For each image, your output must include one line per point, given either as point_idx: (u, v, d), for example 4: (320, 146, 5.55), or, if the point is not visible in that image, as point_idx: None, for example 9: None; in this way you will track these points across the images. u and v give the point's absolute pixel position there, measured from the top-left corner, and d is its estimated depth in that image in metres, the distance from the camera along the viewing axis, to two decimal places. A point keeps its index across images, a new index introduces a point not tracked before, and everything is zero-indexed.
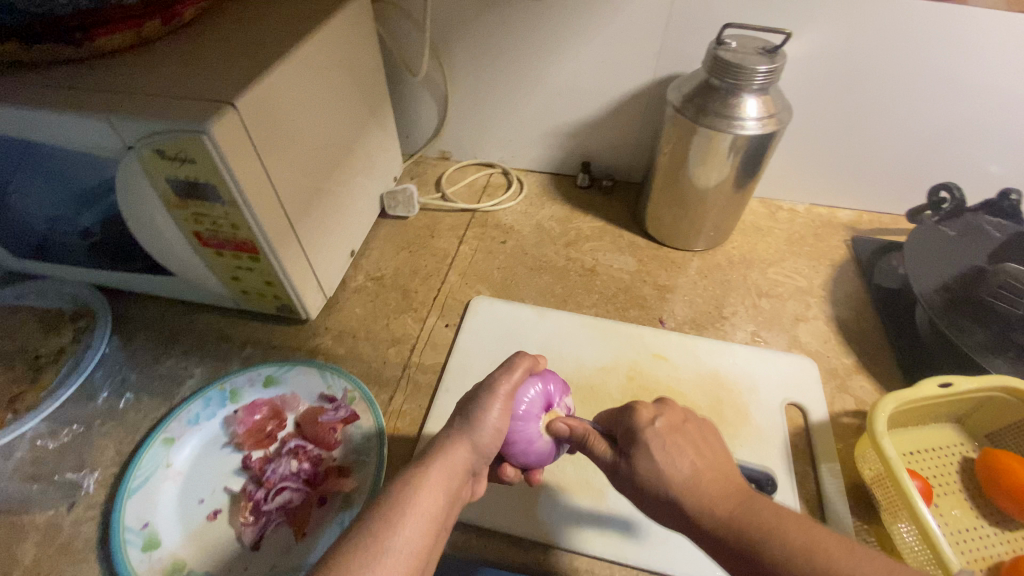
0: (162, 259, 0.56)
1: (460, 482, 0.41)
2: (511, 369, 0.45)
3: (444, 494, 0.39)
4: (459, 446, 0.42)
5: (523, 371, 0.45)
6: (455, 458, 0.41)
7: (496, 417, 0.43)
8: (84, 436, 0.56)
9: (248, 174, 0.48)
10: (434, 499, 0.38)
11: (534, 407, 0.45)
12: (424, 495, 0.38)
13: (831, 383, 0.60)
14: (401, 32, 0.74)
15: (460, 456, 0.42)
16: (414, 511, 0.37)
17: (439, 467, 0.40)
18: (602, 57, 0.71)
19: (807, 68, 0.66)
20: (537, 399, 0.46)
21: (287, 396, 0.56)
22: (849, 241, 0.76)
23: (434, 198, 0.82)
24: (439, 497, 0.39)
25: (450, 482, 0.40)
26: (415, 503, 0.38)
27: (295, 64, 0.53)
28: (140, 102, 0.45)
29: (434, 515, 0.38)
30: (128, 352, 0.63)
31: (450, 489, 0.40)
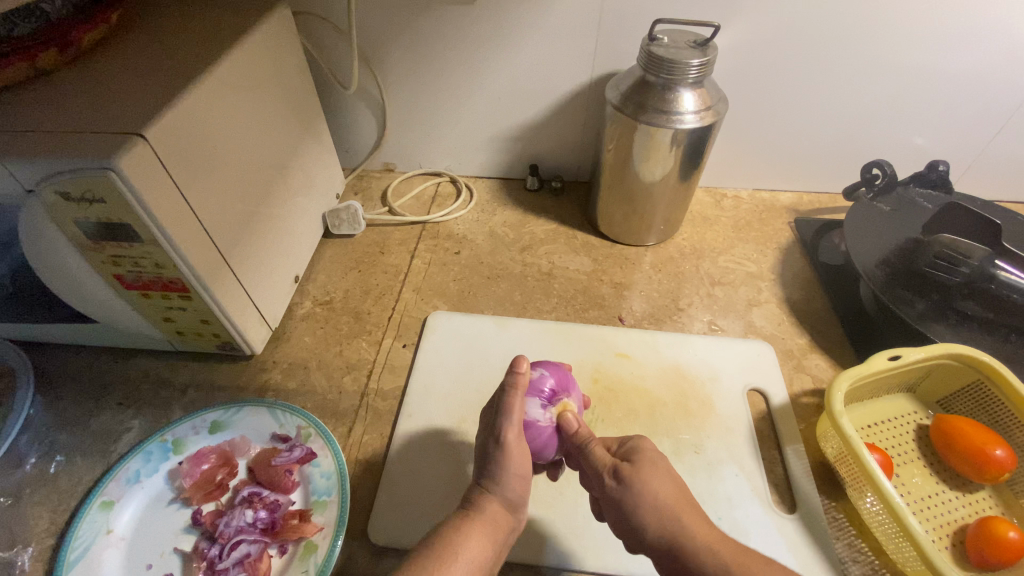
0: (83, 306, 0.52)
1: (502, 534, 0.41)
2: (508, 412, 0.43)
3: (490, 543, 0.40)
4: (494, 499, 0.42)
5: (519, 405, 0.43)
6: (490, 514, 0.41)
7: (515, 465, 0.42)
8: (12, 508, 0.51)
9: (167, 208, 0.44)
10: (479, 548, 0.39)
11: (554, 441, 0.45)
12: (471, 543, 0.39)
13: (788, 364, 0.61)
14: (328, 42, 0.71)
15: (493, 508, 0.42)
16: (461, 559, 0.38)
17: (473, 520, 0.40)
18: (538, 59, 0.70)
19: (739, 58, 0.67)
20: (549, 443, 0.45)
21: (236, 440, 0.53)
22: (793, 223, 0.78)
23: (380, 213, 0.79)
24: (485, 546, 0.39)
25: (491, 532, 0.40)
26: (462, 551, 0.38)
27: (211, 84, 0.49)
28: (36, 140, 0.41)
29: (479, 563, 0.38)
30: (55, 410, 0.57)
31: (496, 538, 0.40)
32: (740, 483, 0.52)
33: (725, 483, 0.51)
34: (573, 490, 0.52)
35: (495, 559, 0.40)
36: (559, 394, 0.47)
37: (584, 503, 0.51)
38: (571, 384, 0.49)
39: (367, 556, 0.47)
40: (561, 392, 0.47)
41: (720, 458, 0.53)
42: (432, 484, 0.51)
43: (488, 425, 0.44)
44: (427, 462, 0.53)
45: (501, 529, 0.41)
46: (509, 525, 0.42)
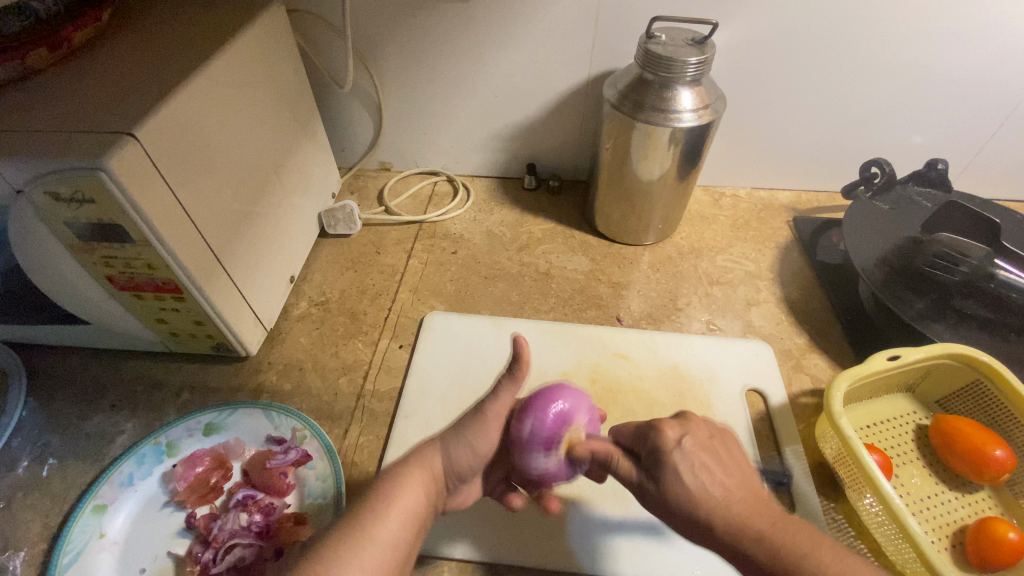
0: (74, 308, 0.51)
1: (438, 487, 0.41)
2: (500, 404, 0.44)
3: (424, 492, 0.40)
4: (433, 452, 0.42)
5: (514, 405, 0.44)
6: (433, 468, 0.41)
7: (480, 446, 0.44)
8: (5, 512, 0.50)
9: (158, 208, 0.44)
10: (415, 496, 0.39)
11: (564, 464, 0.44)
12: (405, 491, 0.39)
13: (787, 364, 0.61)
14: (323, 40, 0.71)
15: (437, 462, 0.42)
16: (395, 506, 0.38)
17: (413, 470, 0.40)
18: (534, 58, 0.70)
19: (737, 56, 0.67)
20: (559, 468, 0.44)
21: (230, 443, 0.52)
22: (791, 221, 0.78)
23: (377, 213, 0.79)
24: (420, 494, 0.39)
25: (428, 483, 0.40)
26: (396, 498, 0.38)
27: (203, 83, 0.49)
28: (24, 140, 0.41)
29: (416, 512, 0.38)
30: (48, 413, 0.57)
31: (430, 488, 0.40)
32: None
33: None
34: (572, 490, 0.51)
35: (428, 509, 0.40)
36: (569, 416, 0.44)
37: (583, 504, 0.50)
38: (583, 399, 0.46)
39: None
40: (570, 413, 0.44)
41: None
42: None
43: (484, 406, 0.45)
44: None
45: (438, 483, 0.41)
46: (446, 478, 0.42)
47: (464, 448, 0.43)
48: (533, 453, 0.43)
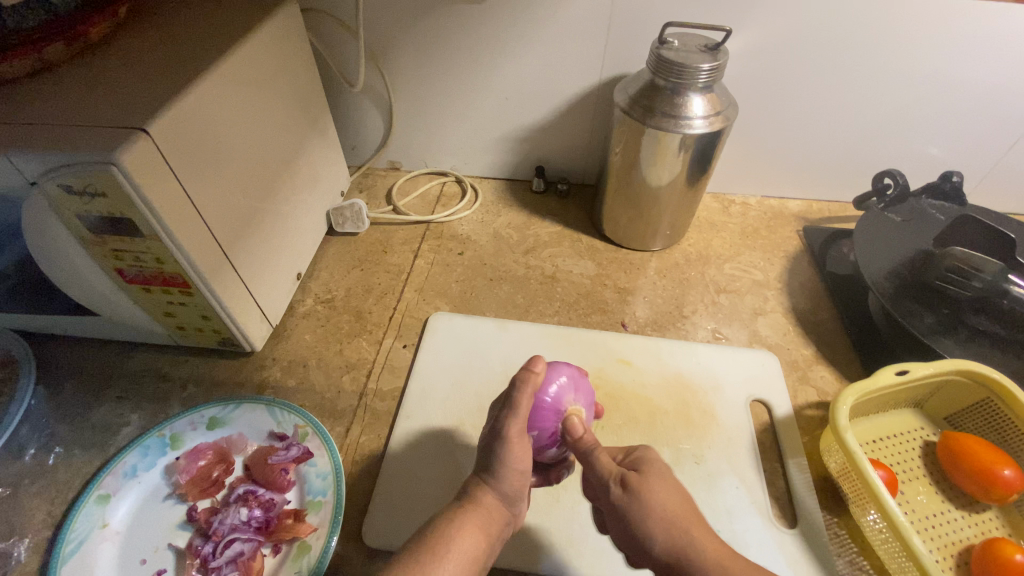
0: (84, 299, 0.52)
1: (498, 526, 0.42)
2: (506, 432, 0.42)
3: (483, 537, 0.40)
4: (489, 493, 0.42)
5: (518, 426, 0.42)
6: (484, 510, 0.42)
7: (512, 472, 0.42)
8: (11, 498, 0.51)
9: (168, 202, 0.44)
10: (473, 543, 0.39)
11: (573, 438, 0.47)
12: (462, 537, 0.39)
13: (792, 375, 0.60)
14: (336, 39, 0.71)
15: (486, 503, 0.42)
16: (454, 553, 0.38)
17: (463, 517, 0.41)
18: (546, 61, 0.70)
19: (751, 63, 0.66)
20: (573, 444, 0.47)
21: (233, 437, 0.53)
22: (801, 231, 0.77)
23: (385, 212, 0.79)
24: (478, 540, 0.40)
25: (486, 525, 0.41)
26: (454, 544, 0.39)
27: (216, 80, 0.49)
28: (39, 133, 0.41)
29: (474, 558, 0.39)
30: (56, 402, 0.58)
31: (489, 531, 0.41)
32: (740, 495, 0.51)
33: (725, 495, 0.50)
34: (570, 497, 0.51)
35: (488, 550, 0.41)
36: (562, 404, 0.45)
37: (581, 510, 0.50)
38: (567, 375, 0.46)
39: (360, 558, 0.47)
40: (561, 399, 0.45)
41: (721, 470, 0.52)
42: (428, 486, 0.51)
43: (490, 433, 0.43)
44: (424, 464, 0.52)
45: (494, 525, 0.41)
46: (502, 514, 0.42)
47: (512, 486, 0.42)
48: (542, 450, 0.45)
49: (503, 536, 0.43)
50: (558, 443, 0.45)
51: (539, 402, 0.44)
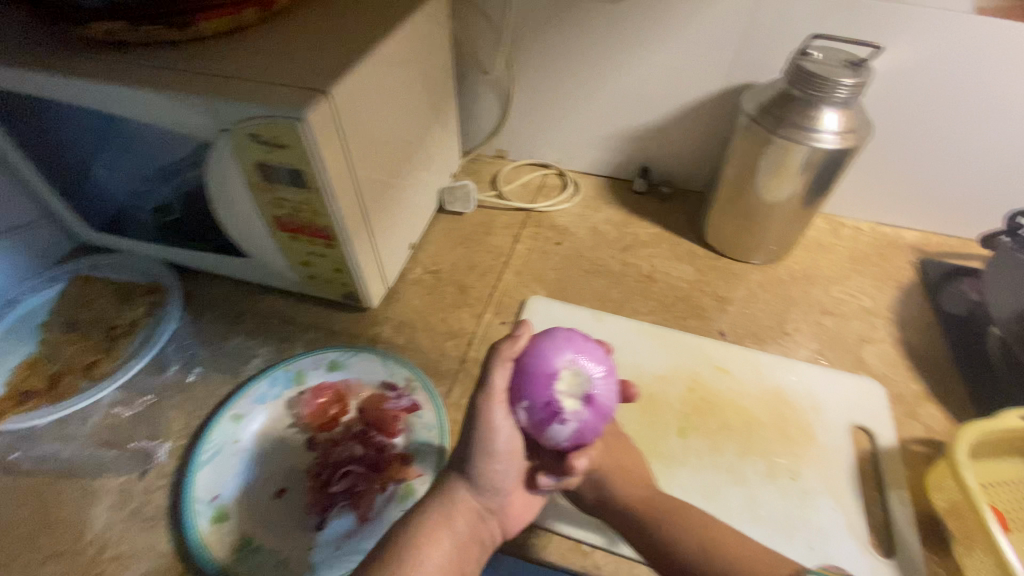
0: (240, 239, 0.58)
1: (473, 519, 0.45)
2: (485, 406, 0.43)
3: (451, 532, 0.43)
4: (460, 491, 0.45)
5: (498, 396, 0.42)
6: (457, 508, 0.45)
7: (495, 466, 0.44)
8: (156, 406, 0.58)
9: (335, 161, 0.49)
10: (442, 537, 0.43)
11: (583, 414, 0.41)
12: (431, 533, 0.43)
13: (897, 408, 0.58)
14: (473, 28, 0.75)
15: (461, 499, 0.45)
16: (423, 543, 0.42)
17: (433, 513, 0.44)
18: (673, 64, 0.71)
19: (891, 84, 0.64)
20: (582, 422, 0.41)
21: (351, 381, 0.58)
22: (916, 263, 0.74)
23: (490, 196, 0.83)
24: (448, 534, 0.43)
25: (455, 521, 0.44)
26: (423, 536, 0.42)
27: (380, 57, 0.54)
28: (238, 87, 0.47)
29: (448, 551, 0.42)
30: (196, 328, 0.65)
31: (455, 528, 0.44)
32: (835, 517, 0.50)
33: (819, 514, 0.50)
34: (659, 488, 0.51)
35: (467, 541, 0.44)
36: (548, 368, 0.41)
37: None
38: (558, 338, 0.43)
39: None
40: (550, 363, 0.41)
41: (816, 489, 0.51)
42: None
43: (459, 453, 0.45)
44: None
45: (465, 521, 0.44)
46: (477, 512, 0.45)
47: (483, 479, 0.45)
48: (540, 426, 0.41)
49: (485, 536, 0.45)
50: (554, 418, 0.40)
51: (519, 368, 0.42)
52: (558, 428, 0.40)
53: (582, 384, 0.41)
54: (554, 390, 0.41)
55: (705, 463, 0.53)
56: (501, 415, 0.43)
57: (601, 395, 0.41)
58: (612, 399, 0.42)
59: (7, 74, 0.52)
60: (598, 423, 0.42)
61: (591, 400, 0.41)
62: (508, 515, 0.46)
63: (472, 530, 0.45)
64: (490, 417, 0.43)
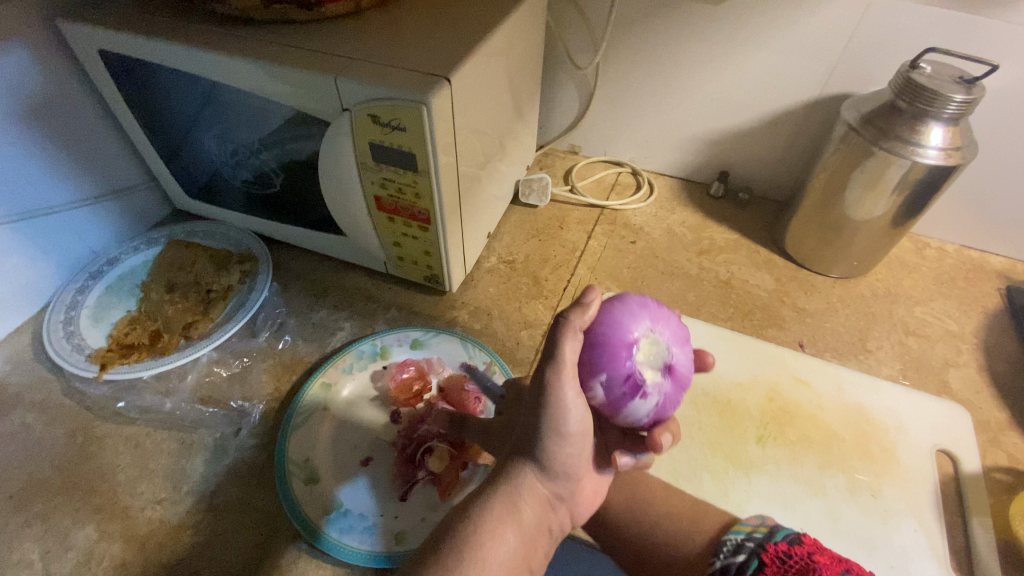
0: (337, 214, 0.61)
1: (540, 505, 0.41)
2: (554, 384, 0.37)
3: (519, 523, 0.39)
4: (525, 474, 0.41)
5: (570, 373, 0.37)
6: (525, 494, 0.40)
7: (567, 451, 0.40)
8: (249, 369, 0.61)
9: (445, 145, 0.50)
10: (510, 527, 0.39)
11: (663, 385, 0.38)
12: (497, 521, 0.39)
13: (982, 435, 0.57)
14: (564, 22, 0.75)
15: (529, 487, 0.40)
16: (492, 534, 0.38)
17: (498, 504, 0.39)
18: (767, 69, 0.70)
19: (1001, 104, 0.62)
20: (664, 395, 0.37)
21: (433, 360, 0.60)
22: (1004, 289, 0.72)
23: (564, 190, 0.84)
24: (516, 524, 0.39)
25: (523, 509, 0.40)
26: (490, 525, 0.38)
27: (491, 45, 0.55)
28: (361, 68, 0.49)
29: (519, 541, 0.39)
30: (284, 298, 0.68)
31: (521, 519, 0.39)
32: (917, 538, 0.49)
33: (901, 534, 0.49)
34: (737, 494, 0.51)
35: (538, 530, 0.40)
36: (626, 337, 0.36)
37: (749, 506, 0.51)
38: (630, 304, 0.38)
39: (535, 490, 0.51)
40: (626, 331, 0.37)
41: (899, 509, 0.51)
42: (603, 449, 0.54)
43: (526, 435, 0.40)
44: None
45: (534, 511, 0.40)
46: (546, 500, 0.41)
47: (554, 465, 0.40)
48: (621, 403, 0.36)
49: (553, 525, 0.42)
50: (638, 393, 0.36)
51: (592, 338, 0.37)
52: (641, 403, 0.36)
53: (661, 353, 0.37)
54: (636, 360, 0.36)
55: (783, 472, 0.53)
56: (573, 395, 0.37)
57: (680, 364, 0.38)
58: (689, 368, 0.39)
59: (139, 44, 0.54)
60: (678, 394, 0.38)
61: (672, 369, 0.37)
62: (576, 501, 0.43)
63: (541, 521, 0.41)
64: (561, 398, 0.37)
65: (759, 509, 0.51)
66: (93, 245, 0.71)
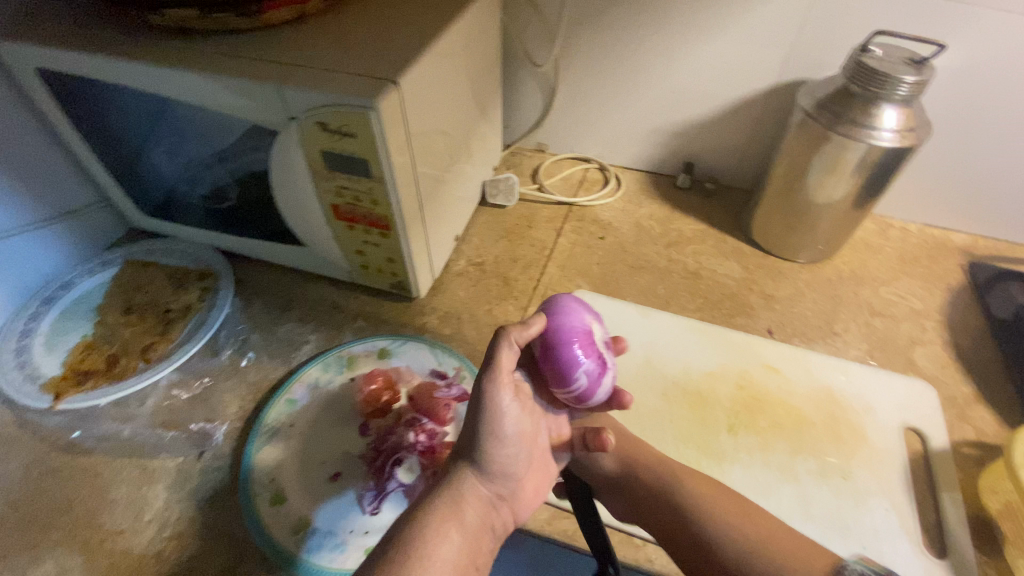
0: (296, 226, 0.59)
1: (483, 505, 0.41)
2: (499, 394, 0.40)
3: (463, 521, 0.39)
4: (465, 473, 0.41)
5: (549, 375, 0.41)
6: (466, 495, 0.40)
7: (504, 453, 0.41)
8: (211, 389, 0.59)
9: (399, 149, 0.49)
10: (454, 526, 0.38)
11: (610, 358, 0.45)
12: (440, 519, 0.38)
13: (949, 411, 0.58)
14: (521, 19, 0.75)
15: (470, 487, 0.41)
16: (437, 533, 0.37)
17: (443, 503, 0.39)
18: (724, 59, 0.70)
19: (951, 83, 0.63)
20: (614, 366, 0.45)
21: (401, 369, 0.59)
22: (966, 266, 0.73)
23: (532, 189, 0.83)
24: (460, 522, 0.39)
25: (467, 508, 0.40)
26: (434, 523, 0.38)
27: (442, 45, 0.54)
28: (306, 75, 0.47)
29: (466, 540, 0.38)
30: (247, 314, 0.66)
31: (465, 518, 0.39)
32: (889, 518, 0.50)
33: (873, 515, 0.50)
34: (714, 470, 0.52)
35: (483, 529, 0.40)
36: (577, 330, 0.42)
37: (728, 480, 0.52)
38: (566, 302, 0.44)
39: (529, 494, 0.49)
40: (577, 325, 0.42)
41: (870, 489, 0.51)
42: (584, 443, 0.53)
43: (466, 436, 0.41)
44: None
45: (478, 510, 0.40)
46: (487, 500, 0.41)
47: (494, 463, 0.41)
48: (598, 384, 0.42)
49: (497, 524, 0.42)
50: (606, 370, 0.42)
51: (554, 340, 0.41)
52: (610, 378, 0.43)
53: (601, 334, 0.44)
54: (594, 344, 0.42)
55: (757, 460, 0.53)
56: (508, 399, 0.40)
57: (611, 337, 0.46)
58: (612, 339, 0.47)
59: (76, 59, 0.52)
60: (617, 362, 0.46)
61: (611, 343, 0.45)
62: (518, 500, 0.44)
63: (485, 520, 0.41)
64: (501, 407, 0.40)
65: (739, 483, 0.51)
66: (44, 270, 0.68)
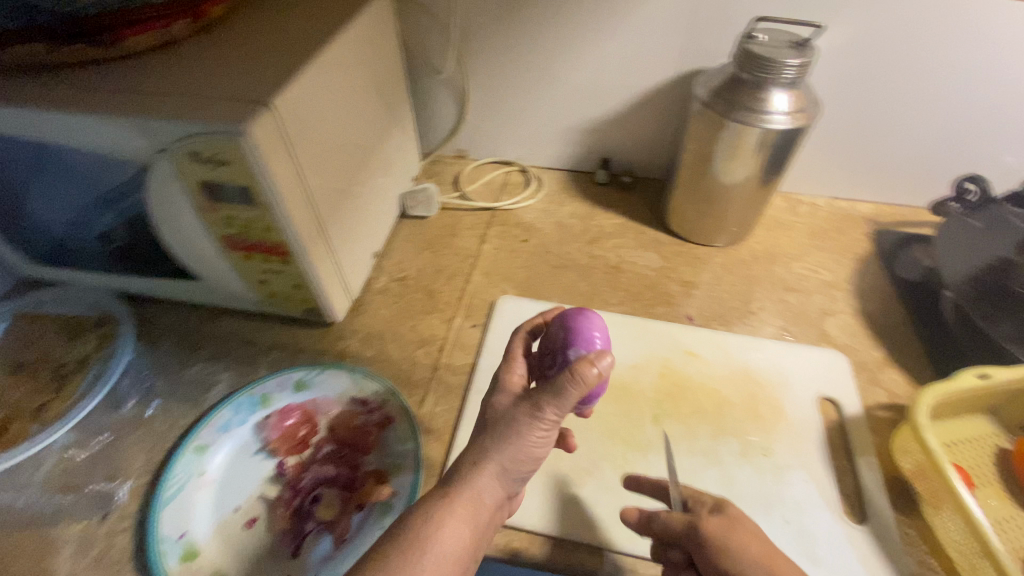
0: (190, 260, 0.56)
1: (494, 503, 0.40)
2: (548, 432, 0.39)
3: (472, 521, 0.38)
4: (492, 473, 0.38)
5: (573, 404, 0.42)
6: (486, 496, 0.38)
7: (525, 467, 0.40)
8: (114, 445, 0.56)
9: (283, 174, 0.47)
10: (466, 527, 0.37)
11: None
12: (458, 520, 0.37)
13: (861, 377, 0.60)
14: (421, 28, 0.74)
15: (492, 488, 0.39)
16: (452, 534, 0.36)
17: (463, 502, 0.37)
18: (622, 54, 0.71)
19: (834, 63, 0.66)
20: None
21: (318, 400, 0.56)
22: (871, 234, 0.76)
23: (453, 198, 0.82)
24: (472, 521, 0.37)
25: (481, 508, 0.38)
26: (449, 523, 0.36)
27: (325, 61, 0.52)
28: (170, 104, 0.45)
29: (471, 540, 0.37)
30: (152, 359, 0.62)
31: (477, 518, 0.38)
32: (809, 489, 0.51)
33: (793, 488, 0.51)
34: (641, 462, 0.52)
35: (485, 529, 0.39)
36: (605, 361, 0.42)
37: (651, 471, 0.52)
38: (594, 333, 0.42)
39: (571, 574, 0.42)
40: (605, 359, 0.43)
41: (790, 463, 0.52)
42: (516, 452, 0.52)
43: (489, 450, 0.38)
44: None
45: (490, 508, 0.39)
46: (501, 498, 0.40)
47: (521, 467, 0.39)
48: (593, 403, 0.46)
49: (497, 519, 0.41)
50: None
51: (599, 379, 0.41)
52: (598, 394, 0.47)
53: None
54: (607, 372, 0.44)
55: (682, 447, 0.53)
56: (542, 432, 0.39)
57: None
58: None
59: None
60: None
61: None
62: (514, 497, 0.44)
63: (491, 517, 0.40)
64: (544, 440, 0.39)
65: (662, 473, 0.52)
66: None
